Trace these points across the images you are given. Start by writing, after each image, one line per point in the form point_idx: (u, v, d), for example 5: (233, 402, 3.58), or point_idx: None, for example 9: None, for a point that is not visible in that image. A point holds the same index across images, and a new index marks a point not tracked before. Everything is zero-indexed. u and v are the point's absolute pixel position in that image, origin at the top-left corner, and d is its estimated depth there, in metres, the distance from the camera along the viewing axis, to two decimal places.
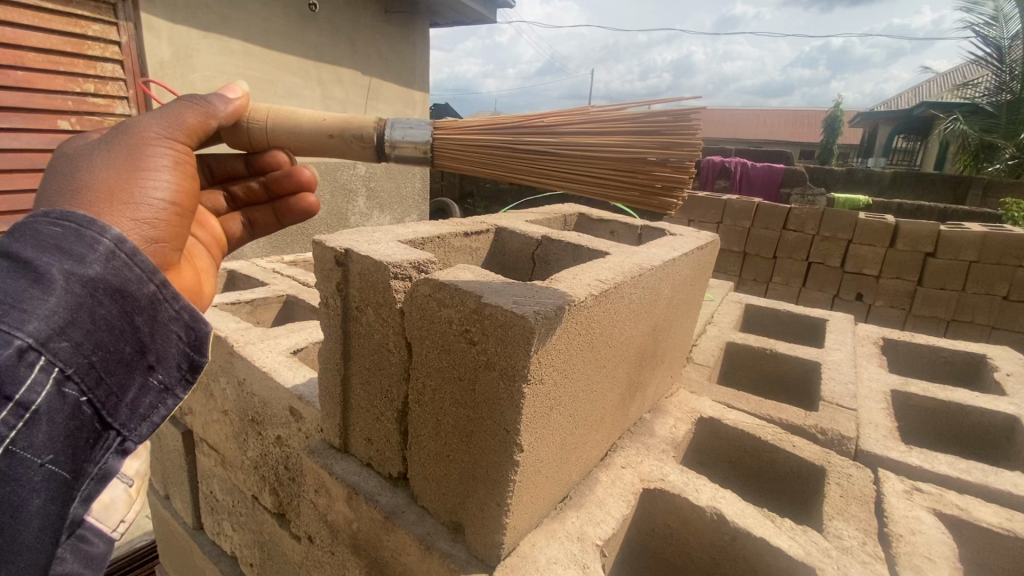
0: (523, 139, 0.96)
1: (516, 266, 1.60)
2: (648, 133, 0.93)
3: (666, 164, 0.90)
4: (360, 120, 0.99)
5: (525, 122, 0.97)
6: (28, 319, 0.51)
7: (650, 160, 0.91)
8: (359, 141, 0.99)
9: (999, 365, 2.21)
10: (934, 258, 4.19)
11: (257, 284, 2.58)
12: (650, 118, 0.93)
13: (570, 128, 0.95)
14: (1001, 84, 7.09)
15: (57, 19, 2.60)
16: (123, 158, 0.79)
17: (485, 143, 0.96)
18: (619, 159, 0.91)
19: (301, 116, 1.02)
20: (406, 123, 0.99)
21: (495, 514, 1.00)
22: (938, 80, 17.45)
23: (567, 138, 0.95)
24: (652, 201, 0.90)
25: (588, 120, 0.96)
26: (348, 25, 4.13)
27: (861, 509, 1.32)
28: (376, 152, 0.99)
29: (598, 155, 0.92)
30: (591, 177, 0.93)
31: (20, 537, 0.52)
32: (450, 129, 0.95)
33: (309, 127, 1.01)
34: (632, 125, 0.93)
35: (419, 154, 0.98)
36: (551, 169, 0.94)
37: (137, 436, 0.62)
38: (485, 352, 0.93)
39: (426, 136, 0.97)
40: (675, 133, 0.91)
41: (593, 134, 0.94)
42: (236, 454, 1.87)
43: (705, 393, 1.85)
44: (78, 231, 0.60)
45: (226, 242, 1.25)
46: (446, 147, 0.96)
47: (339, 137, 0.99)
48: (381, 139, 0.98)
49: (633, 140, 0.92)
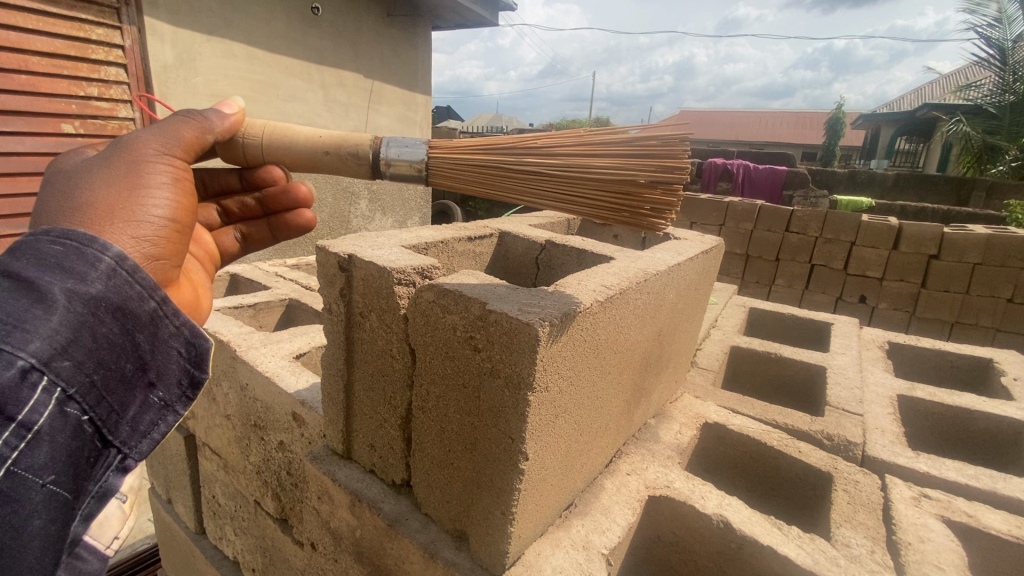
0: (518, 159, 0.95)
1: (520, 271, 1.59)
2: (641, 155, 0.92)
3: (657, 185, 0.89)
4: (356, 138, 0.98)
5: (521, 142, 0.97)
6: (30, 339, 0.51)
7: (641, 181, 0.90)
8: (354, 158, 0.98)
9: (1006, 370, 2.19)
10: (938, 260, 4.16)
11: (260, 287, 2.59)
12: (641, 141, 0.93)
13: (563, 149, 0.95)
14: (1004, 85, 7.09)
15: (61, 23, 2.61)
16: (122, 175, 0.79)
17: (480, 162, 0.95)
18: (611, 180, 0.91)
19: (296, 133, 1.02)
20: (401, 141, 0.98)
21: (500, 523, 0.99)
22: (939, 82, 17.44)
23: (561, 158, 0.94)
24: (643, 222, 0.90)
25: (580, 141, 0.95)
26: (351, 28, 4.14)
27: (869, 517, 1.31)
28: (371, 170, 0.99)
29: (589, 176, 0.92)
30: (583, 197, 0.92)
31: (21, 559, 0.50)
32: (446, 148, 0.95)
33: (304, 144, 1.00)
34: (624, 147, 0.93)
35: (414, 172, 0.98)
36: (545, 188, 0.93)
37: (138, 453, 0.61)
38: (490, 360, 0.92)
39: (423, 154, 0.96)
40: (665, 155, 0.91)
41: (587, 155, 0.94)
42: (239, 458, 1.86)
43: (710, 398, 1.84)
44: (78, 249, 0.59)
45: (217, 256, 1.24)
46: (442, 165, 0.95)
47: (334, 154, 0.98)
48: (376, 157, 0.97)
49: (624, 161, 0.91)
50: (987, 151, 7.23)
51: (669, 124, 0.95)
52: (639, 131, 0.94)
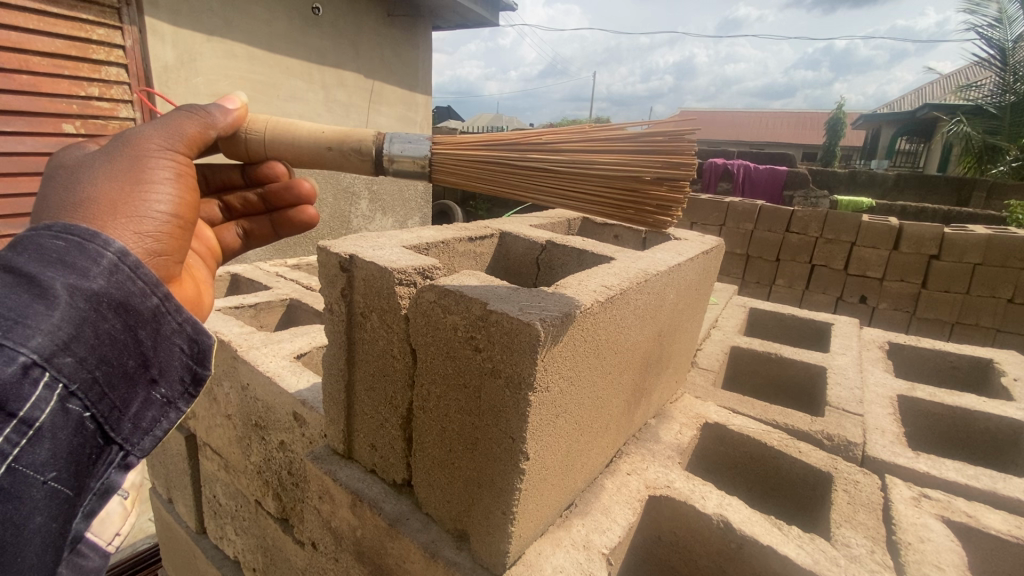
0: (521, 155, 0.96)
1: (520, 272, 1.59)
2: (645, 151, 0.92)
3: (661, 183, 0.89)
4: (359, 134, 0.99)
5: (525, 140, 0.97)
6: (32, 335, 0.51)
7: (645, 178, 0.90)
8: (357, 154, 0.98)
9: (1006, 370, 2.20)
10: (939, 261, 4.16)
11: (260, 287, 2.59)
12: (646, 138, 0.93)
13: (567, 146, 0.95)
14: (1005, 86, 7.09)
15: (62, 23, 2.61)
16: (125, 171, 0.79)
17: (484, 159, 0.96)
18: (615, 177, 0.91)
19: (299, 128, 1.02)
20: (404, 137, 0.99)
21: (501, 521, 0.99)
22: (939, 83, 17.43)
23: (564, 155, 0.94)
24: (647, 219, 0.90)
25: (585, 138, 0.96)
26: (352, 29, 4.15)
27: (869, 517, 1.31)
28: (374, 166, 0.99)
29: (593, 173, 0.92)
30: (587, 194, 0.92)
31: (21, 556, 0.51)
32: (450, 145, 0.96)
33: (307, 140, 1.00)
34: (628, 144, 0.93)
35: (417, 169, 0.98)
36: (549, 186, 0.93)
37: (140, 449, 0.62)
38: (491, 360, 0.92)
39: (426, 152, 0.97)
40: (670, 152, 0.91)
41: (591, 151, 0.94)
42: (240, 458, 1.86)
43: (710, 398, 1.84)
44: (81, 245, 0.60)
45: (219, 252, 1.24)
46: (445, 162, 0.95)
47: (337, 150, 0.99)
48: (379, 153, 0.98)
49: (629, 158, 0.91)
50: (988, 152, 7.23)
51: (673, 121, 0.96)
52: (643, 127, 0.94)
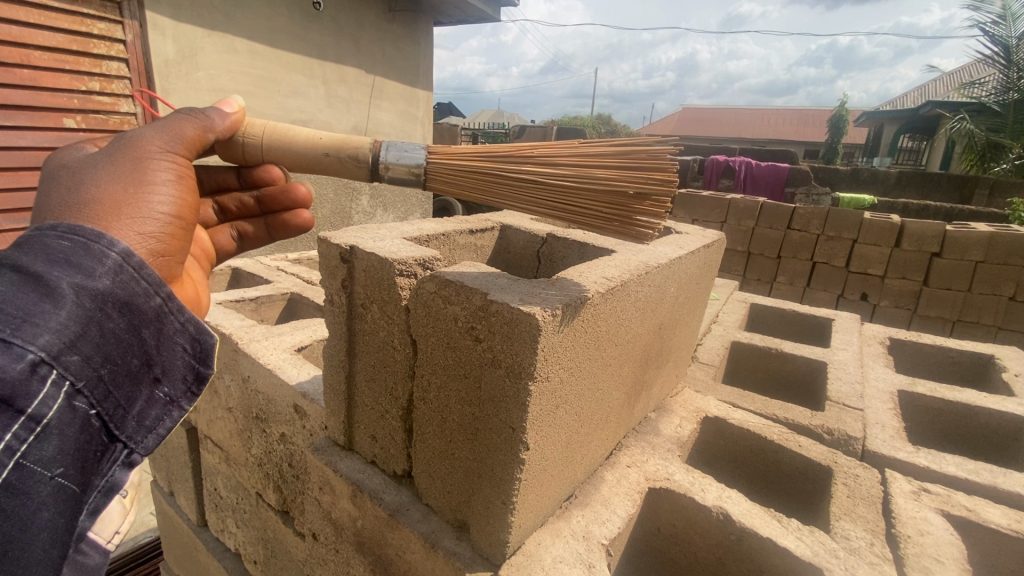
0: (514, 166, 0.96)
1: (522, 264, 1.59)
2: (632, 167, 0.93)
3: (646, 197, 0.89)
4: (356, 141, 0.98)
5: (516, 151, 0.97)
6: (40, 333, 0.51)
7: (631, 192, 0.90)
8: (353, 161, 0.98)
9: (1008, 366, 2.19)
10: (940, 258, 4.15)
11: (261, 281, 2.59)
12: (633, 155, 0.93)
13: (557, 158, 0.95)
14: (1008, 82, 6.97)
15: (63, 17, 2.60)
16: (126, 171, 0.79)
17: (476, 168, 0.95)
18: (603, 190, 0.91)
19: (296, 136, 1.01)
20: (400, 145, 0.98)
21: (501, 513, 0.99)
22: (943, 80, 17.25)
23: (556, 167, 0.94)
24: (632, 232, 0.90)
25: (574, 151, 0.96)
26: (353, 23, 4.13)
27: (869, 510, 1.31)
28: (370, 173, 0.98)
29: (583, 185, 0.91)
30: (577, 206, 0.91)
31: (29, 552, 0.51)
32: (442, 154, 0.96)
33: (303, 146, 1.00)
34: (616, 159, 0.94)
35: (412, 176, 0.98)
36: (540, 196, 0.93)
37: (144, 448, 0.62)
38: (491, 350, 0.93)
39: (420, 159, 0.97)
40: (657, 169, 0.91)
41: (579, 164, 0.94)
42: (241, 451, 1.87)
43: (710, 393, 1.84)
44: (86, 245, 0.60)
45: (214, 253, 1.24)
46: (439, 171, 0.96)
47: (334, 157, 0.98)
48: (375, 160, 0.97)
49: (617, 173, 0.92)
50: (990, 150, 7.18)
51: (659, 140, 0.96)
52: (631, 146, 0.95)
